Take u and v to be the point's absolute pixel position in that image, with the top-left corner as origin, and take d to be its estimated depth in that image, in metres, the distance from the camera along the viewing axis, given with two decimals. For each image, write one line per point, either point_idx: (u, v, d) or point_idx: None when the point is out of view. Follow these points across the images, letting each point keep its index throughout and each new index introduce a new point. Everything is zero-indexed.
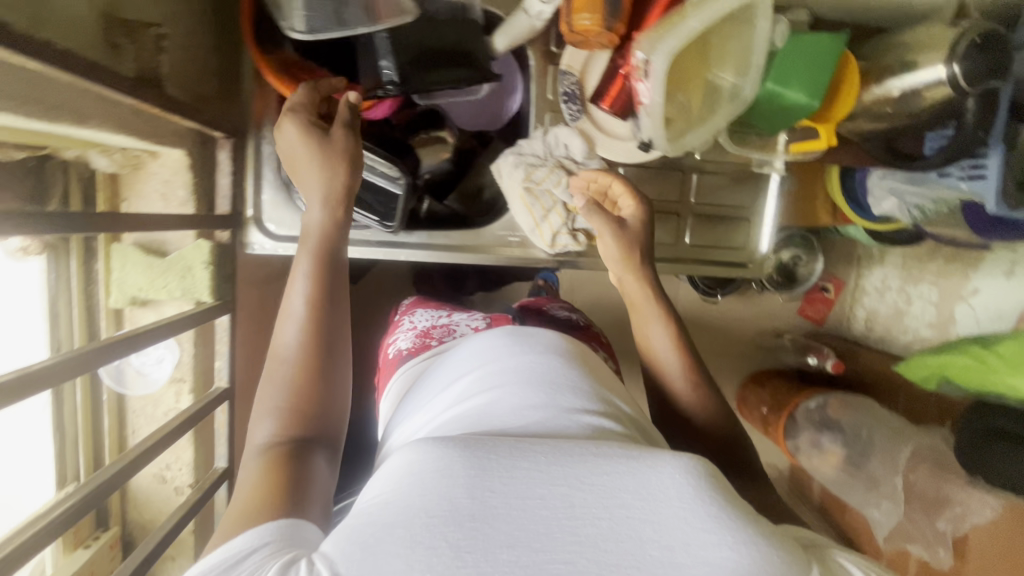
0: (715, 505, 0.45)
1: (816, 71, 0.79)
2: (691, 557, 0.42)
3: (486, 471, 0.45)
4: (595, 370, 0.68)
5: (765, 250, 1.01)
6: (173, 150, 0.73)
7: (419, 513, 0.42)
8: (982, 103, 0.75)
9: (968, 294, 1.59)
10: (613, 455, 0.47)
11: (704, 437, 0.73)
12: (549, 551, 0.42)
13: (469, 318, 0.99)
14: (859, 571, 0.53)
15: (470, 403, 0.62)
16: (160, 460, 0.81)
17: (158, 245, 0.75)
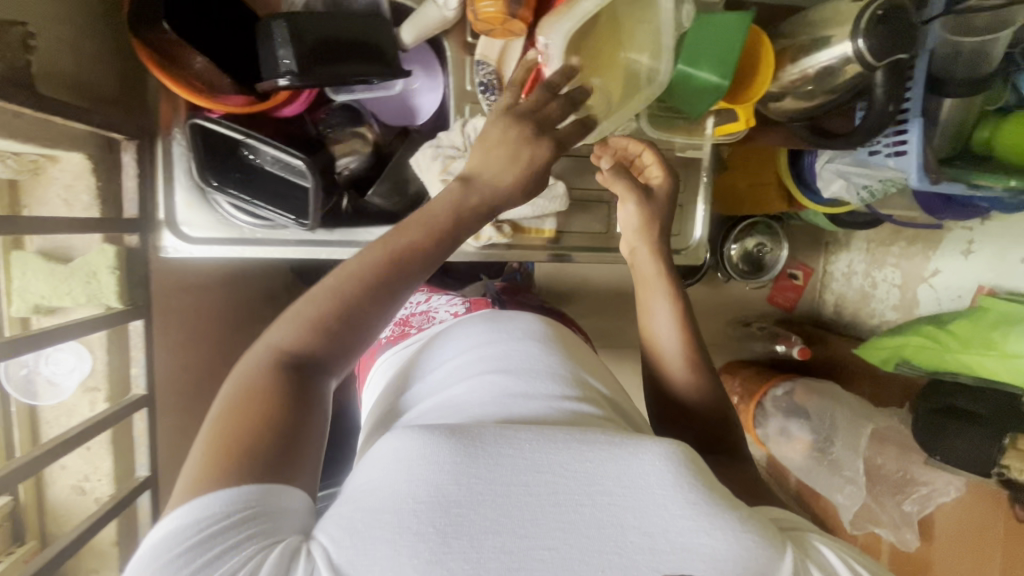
0: (695, 492, 0.46)
1: (726, 50, 0.78)
2: (670, 543, 0.44)
3: (471, 458, 0.46)
4: (573, 352, 0.70)
5: (700, 236, 1.01)
6: (72, 154, 0.72)
7: (406, 500, 0.44)
8: (890, 76, 0.74)
9: (929, 275, 1.62)
10: (598, 441, 0.48)
11: (694, 417, 0.74)
12: (533, 537, 0.43)
13: (448, 304, 0.99)
14: (832, 552, 0.52)
15: (457, 387, 0.64)
16: (79, 471, 0.79)
17: (63, 252, 0.74)
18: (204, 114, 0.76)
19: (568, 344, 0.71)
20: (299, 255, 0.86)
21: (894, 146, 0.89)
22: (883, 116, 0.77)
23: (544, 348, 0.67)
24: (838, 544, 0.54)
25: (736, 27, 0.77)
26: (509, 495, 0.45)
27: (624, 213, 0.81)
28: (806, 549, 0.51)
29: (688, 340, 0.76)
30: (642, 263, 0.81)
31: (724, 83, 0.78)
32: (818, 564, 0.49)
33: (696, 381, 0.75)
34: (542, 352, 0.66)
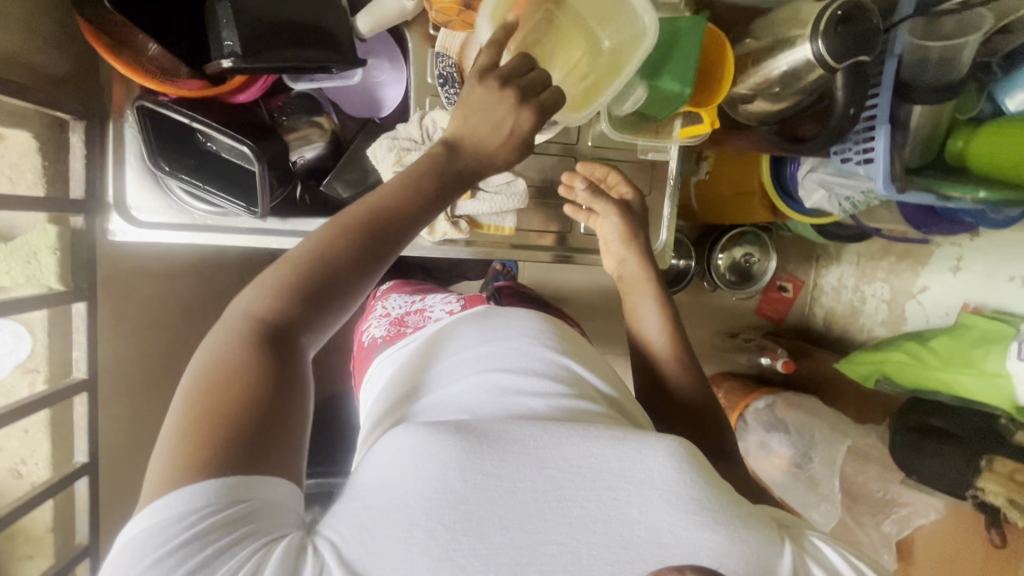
0: (696, 487, 0.49)
1: (683, 61, 0.77)
2: (675, 537, 0.46)
3: (477, 455, 0.48)
4: (576, 347, 0.70)
5: (665, 240, 0.98)
6: (17, 132, 0.71)
7: (415, 497, 0.46)
8: (851, 79, 0.72)
9: (917, 291, 1.58)
10: (602, 438, 0.50)
11: (689, 423, 0.75)
12: (541, 533, 0.46)
13: (443, 303, 0.92)
14: (830, 549, 0.53)
15: (457, 380, 0.64)
16: (15, 455, 0.78)
17: (5, 230, 0.73)
18: (150, 96, 0.75)
19: (566, 336, 0.70)
20: (251, 244, 0.85)
21: (864, 152, 0.86)
22: (843, 121, 0.75)
23: (543, 340, 0.67)
24: (834, 540, 0.55)
25: (692, 32, 0.77)
26: (515, 492, 0.47)
27: (608, 225, 0.82)
28: (802, 545, 0.52)
29: (678, 345, 0.77)
30: (629, 269, 0.83)
31: (686, 90, 0.77)
32: (814, 560, 0.51)
33: (694, 386, 0.76)
34: (542, 346, 0.66)
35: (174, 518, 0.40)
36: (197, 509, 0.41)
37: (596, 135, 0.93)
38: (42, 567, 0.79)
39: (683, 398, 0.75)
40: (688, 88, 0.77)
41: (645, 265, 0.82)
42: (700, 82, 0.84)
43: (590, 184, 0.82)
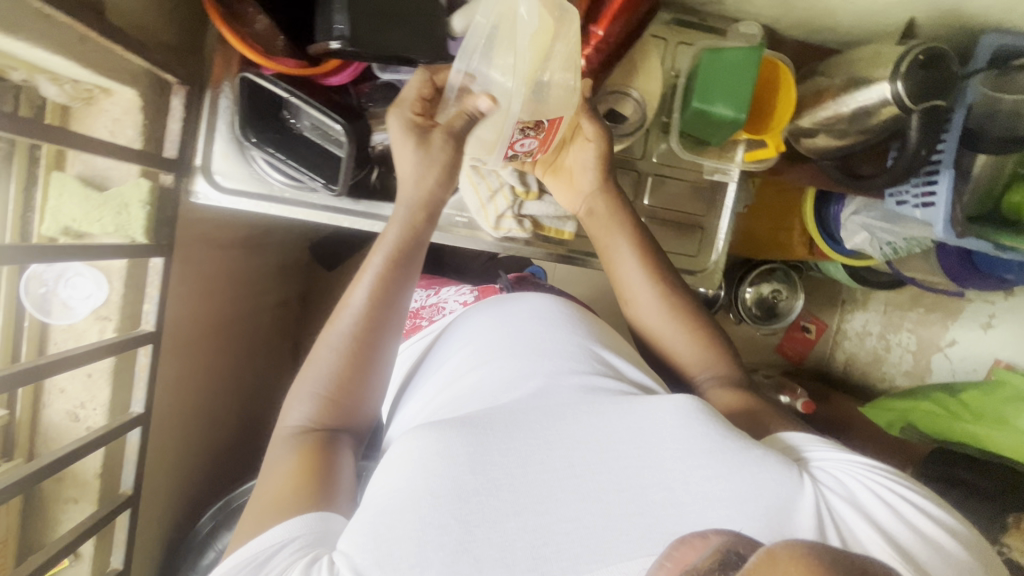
0: (703, 443, 0.55)
1: (738, 86, 0.77)
2: (686, 494, 0.53)
3: (484, 448, 0.55)
4: (603, 332, 0.76)
5: (719, 260, 1.00)
6: (126, 90, 0.74)
7: (426, 496, 0.52)
8: (925, 121, 0.74)
9: (945, 344, 1.58)
10: (607, 419, 0.58)
11: (686, 367, 0.79)
12: (553, 513, 0.52)
13: (457, 294, 0.97)
14: (827, 465, 0.59)
15: (471, 372, 0.69)
16: (76, 398, 0.80)
17: (99, 180, 0.76)
18: (255, 69, 0.79)
19: (582, 319, 0.75)
20: (323, 220, 0.88)
21: (923, 197, 0.88)
22: (916, 161, 0.76)
23: (556, 324, 0.72)
24: (848, 457, 0.59)
25: (745, 60, 0.76)
26: (525, 477, 0.54)
27: (581, 154, 0.82)
28: (814, 474, 0.57)
29: (656, 286, 0.81)
30: (598, 204, 0.84)
31: (741, 115, 0.77)
32: (825, 484, 0.56)
33: (685, 331, 0.79)
34: (550, 329, 0.71)
35: (234, 563, 0.53)
36: (243, 561, 0.53)
37: (661, 153, 0.96)
38: (86, 511, 0.81)
39: (676, 344, 0.80)
40: (743, 115, 0.77)
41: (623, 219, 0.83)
42: (754, 112, 0.85)
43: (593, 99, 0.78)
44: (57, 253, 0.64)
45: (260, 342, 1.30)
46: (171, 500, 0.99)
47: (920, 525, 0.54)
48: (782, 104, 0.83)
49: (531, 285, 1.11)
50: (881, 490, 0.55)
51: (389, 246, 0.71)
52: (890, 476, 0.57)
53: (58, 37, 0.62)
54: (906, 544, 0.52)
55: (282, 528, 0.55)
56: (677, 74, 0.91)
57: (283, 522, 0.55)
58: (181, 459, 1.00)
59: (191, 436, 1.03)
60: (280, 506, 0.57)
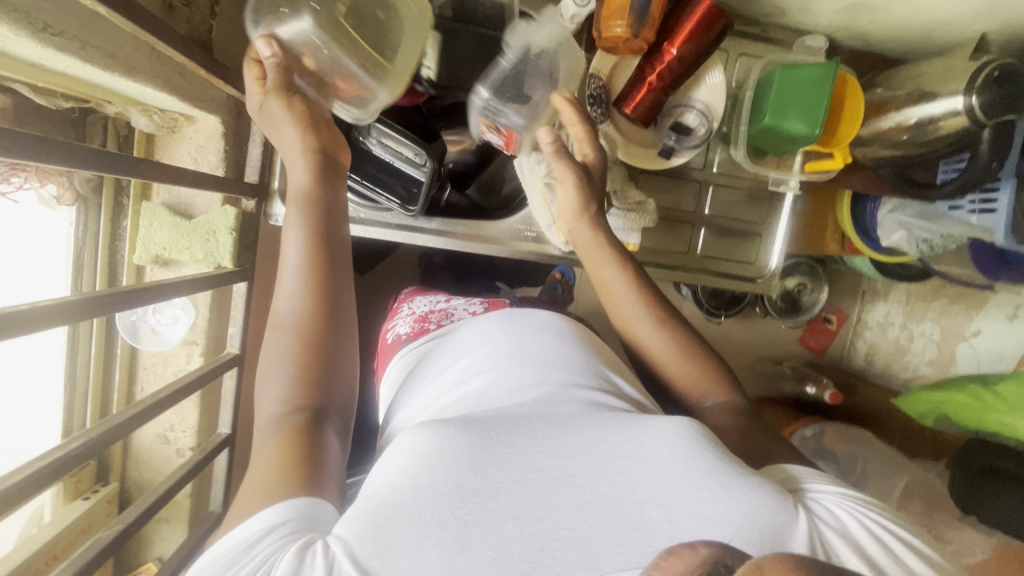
0: (706, 462, 0.50)
1: (812, 101, 0.79)
2: (686, 513, 0.48)
3: (487, 449, 0.48)
4: (599, 349, 0.69)
5: (776, 267, 1.02)
6: (209, 117, 0.75)
7: (426, 491, 0.45)
8: (998, 135, 0.75)
9: (969, 334, 1.55)
10: (610, 427, 0.52)
11: (684, 393, 0.70)
12: (552, 520, 0.46)
13: (467, 304, 0.93)
14: (828, 504, 0.53)
15: (468, 381, 0.63)
16: (165, 421, 0.81)
17: (185, 207, 0.77)
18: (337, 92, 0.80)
19: (586, 337, 0.69)
20: (397, 240, 0.89)
21: (981, 204, 0.91)
22: (984, 172, 0.78)
23: (565, 336, 0.66)
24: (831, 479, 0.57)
25: (818, 77, 0.78)
26: (527, 482, 0.47)
27: (562, 196, 0.77)
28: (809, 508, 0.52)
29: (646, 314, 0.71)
30: (580, 236, 0.77)
31: (815, 130, 0.78)
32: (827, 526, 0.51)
33: (680, 357, 0.69)
34: (557, 339, 0.65)
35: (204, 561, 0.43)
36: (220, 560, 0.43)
37: (722, 162, 0.98)
38: (178, 530, 0.83)
39: (671, 368, 0.70)
40: (817, 131, 0.79)
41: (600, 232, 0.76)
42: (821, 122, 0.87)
43: (555, 141, 0.76)
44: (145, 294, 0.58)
45: None
46: None
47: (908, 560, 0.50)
48: (849, 116, 0.84)
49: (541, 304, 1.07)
50: (868, 521, 0.52)
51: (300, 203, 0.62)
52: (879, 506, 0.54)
53: (165, 74, 0.63)
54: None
55: (272, 510, 0.45)
56: (738, 85, 0.92)
57: (274, 505, 0.46)
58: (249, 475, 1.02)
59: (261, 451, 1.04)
60: (259, 489, 0.47)
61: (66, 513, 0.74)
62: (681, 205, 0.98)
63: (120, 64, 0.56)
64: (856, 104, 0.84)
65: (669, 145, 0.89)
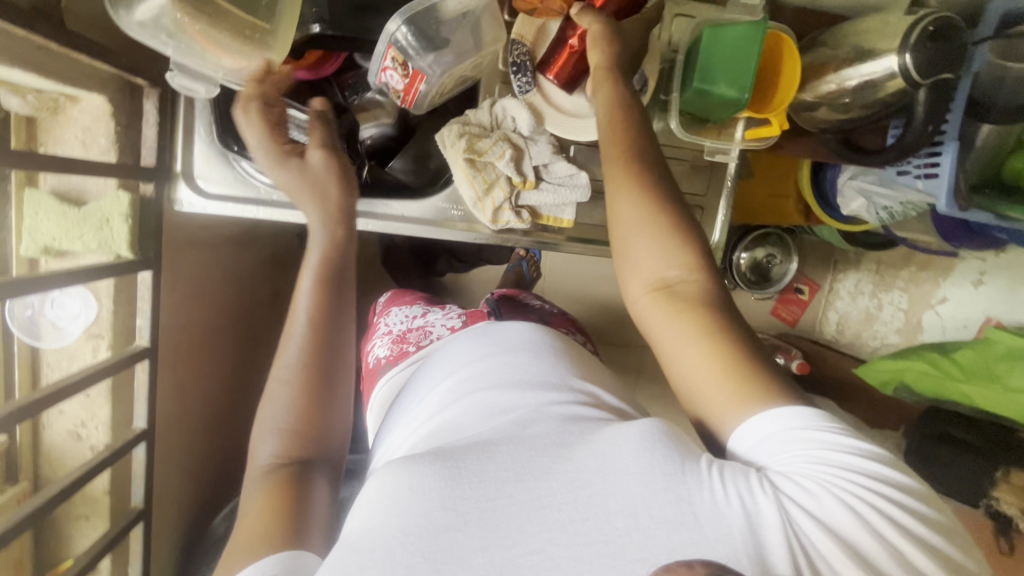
0: (671, 463, 0.48)
1: (741, 62, 0.75)
2: (653, 520, 0.45)
3: (456, 481, 0.49)
4: (575, 358, 0.70)
5: (718, 240, 0.98)
6: (93, 96, 0.70)
7: (397, 533, 0.47)
8: (932, 95, 0.72)
9: (935, 302, 1.54)
10: (576, 446, 0.52)
11: (647, 265, 0.61)
12: (520, 545, 0.46)
13: (444, 317, 0.88)
14: (797, 467, 0.48)
15: (449, 406, 0.63)
16: (76, 417, 0.79)
17: (77, 193, 0.72)
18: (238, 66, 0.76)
19: (565, 352, 0.69)
20: None
21: (926, 167, 0.88)
22: (922, 136, 0.75)
23: (539, 352, 0.66)
24: (812, 430, 0.50)
25: (747, 37, 0.74)
26: (495, 510, 0.48)
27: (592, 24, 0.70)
28: (775, 481, 0.48)
29: (627, 184, 0.62)
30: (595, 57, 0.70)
31: (744, 95, 0.75)
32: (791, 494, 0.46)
33: (651, 222, 0.61)
34: (532, 356, 0.66)
35: None
36: None
37: (659, 132, 0.93)
38: (99, 527, 0.81)
39: (639, 246, 0.61)
40: (745, 95, 0.76)
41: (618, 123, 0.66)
42: (759, 85, 0.82)
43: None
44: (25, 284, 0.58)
45: (258, 336, 1.27)
46: (179, 512, 1.00)
47: (899, 545, 0.45)
48: (784, 77, 0.80)
49: (522, 305, 0.98)
50: (849, 490, 0.46)
51: (315, 265, 0.68)
52: (866, 460, 0.48)
53: (15, 50, 0.58)
54: (879, 564, 0.44)
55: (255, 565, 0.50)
56: (674, 47, 0.87)
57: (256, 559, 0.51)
58: (186, 462, 1.00)
59: (197, 441, 1.02)
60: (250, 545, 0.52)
61: None
62: None
63: None
64: (794, 63, 0.79)
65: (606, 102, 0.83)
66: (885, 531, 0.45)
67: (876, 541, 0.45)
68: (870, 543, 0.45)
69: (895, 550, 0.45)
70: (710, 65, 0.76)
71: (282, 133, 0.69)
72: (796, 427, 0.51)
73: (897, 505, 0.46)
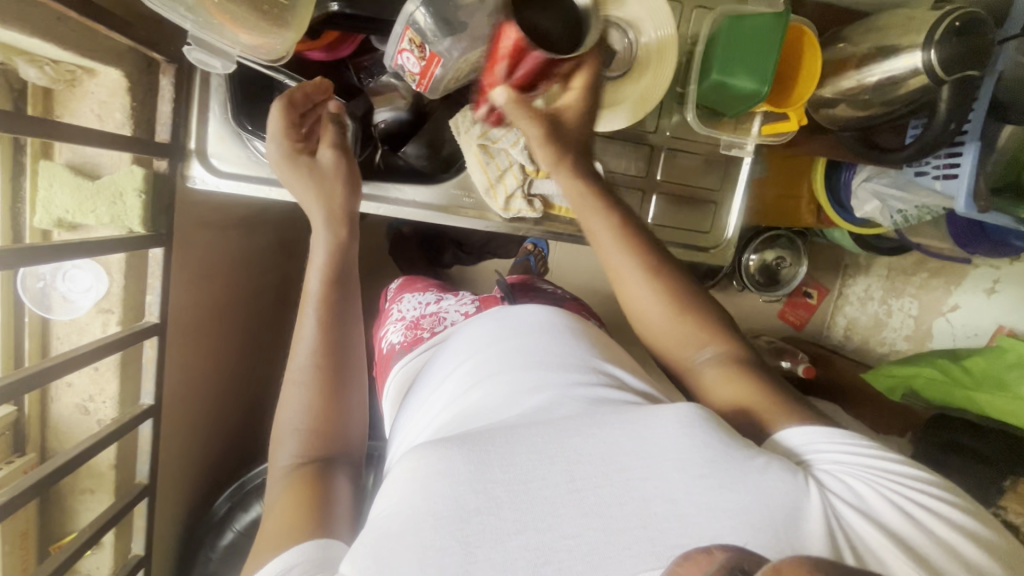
0: (710, 448, 0.48)
1: (762, 56, 0.74)
2: (693, 504, 0.45)
3: (485, 464, 0.48)
4: (596, 340, 0.69)
5: (731, 235, 0.98)
6: (109, 70, 0.70)
7: (427, 516, 0.45)
8: (956, 92, 0.71)
9: (947, 309, 1.45)
10: (608, 424, 0.51)
11: (682, 347, 0.69)
12: (556, 529, 0.45)
13: (458, 303, 0.89)
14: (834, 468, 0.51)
15: (471, 390, 0.62)
16: (84, 391, 0.79)
17: (90, 167, 0.73)
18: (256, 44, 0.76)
19: (583, 333, 0.68)
20: None
21: (945, 168, 0.87)
22: (943, 134, 0.73)
23: (558, 335, 0.65)
24: (829, 433, 0.55)
25: (769, 28, 0.73)
26: (528, 493, 0.47)
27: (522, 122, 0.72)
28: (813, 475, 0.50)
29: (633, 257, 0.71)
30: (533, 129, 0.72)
31: (763, 88, 0.74)
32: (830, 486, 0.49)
33: (669, 309, 0.70)
34: (554, 339, 0.65)
35: None
36: None
37: (674, 125, 0.92)
38: (103, 501, 0.82)
39: (658, 325, 0.70)
40: (765, 87, 0.74)
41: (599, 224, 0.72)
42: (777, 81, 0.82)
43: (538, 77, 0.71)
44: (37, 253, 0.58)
45: (266, 321, 1.28)
46: (182, 492, 1.00)
47: (939, 529, 0.47)
48: (804, 73, 0.79)
49: (537, 290, 1.00)
50: (885, 486, 0.49)
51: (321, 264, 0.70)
52: (886, 455, 0.52)
53: (35, 18, 0.58)
54: (923, 549, 0.46)
55: (283, 556, 0.49)
56: (693, 40, 0.86)
57: (281, 552, 0.50)
58: (193, 441, 1.01)
59: (200, 422, 1.03)
60: (281, 536, 0.52)
61: None
62: (630, 171, 0.93)
63: None
64: (812, 58, 0.79)
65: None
66: (921, 517, 0.48)
67: (914, 525, 0.47)
68: (908, 526, 0.47)
69: (934, 536, 0.47)
70: (733, 61, 0.76)
71: (302, 136, 0.73)
72: (826, 435, 0.54)
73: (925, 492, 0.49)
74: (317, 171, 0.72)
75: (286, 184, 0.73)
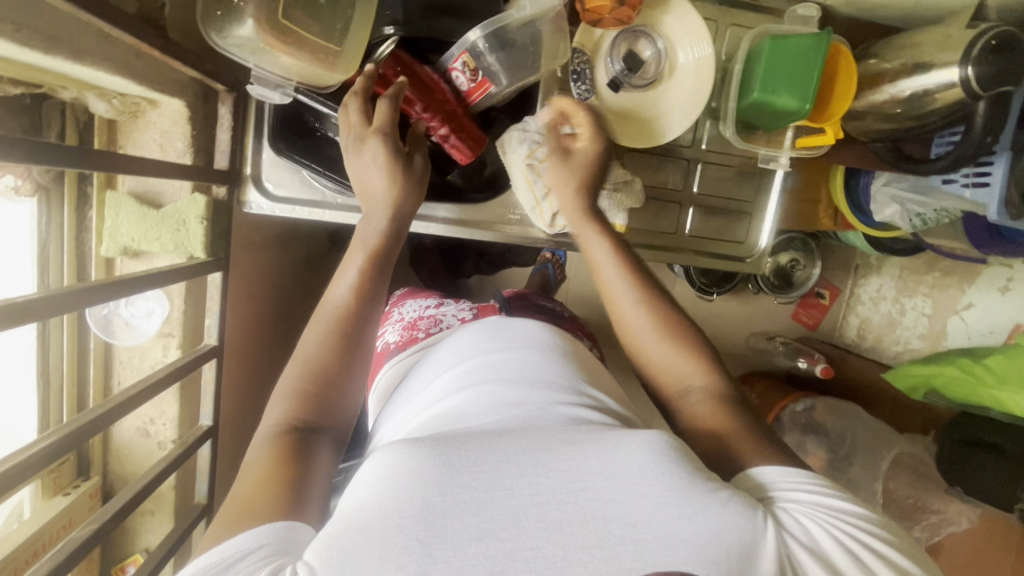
0: (677, 478, 0.47)
1: (802, 72, 0.77)
2: (652, 532, 0.45)
3: (455, 469, 0.46)
4: (584, 359, 0.68)
5: (765, 245, 0.99)
6: (173, 100, 0.72)
7: (393, 514, 0.44)
8: (992, 107, 0.73)
9: (961, 307, 1.47)
10: (581, 443, 0.49)
11: (669, 377, 0.68)
12: (516, 540, 0.44)
13: (456, 309, 0.90)
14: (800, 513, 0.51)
15: (449, 400, 0.61)
16: (145, 415, 0.81)
17: (153, 196, 0.74)
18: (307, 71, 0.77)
19: (576, 355, 0.67)
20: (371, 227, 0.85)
21: (974, 178, 0.90)
22: (976, 147, 0.76)
23: (548, 351, 0.64)
24: (803, 473, 0.55)
25: (810, 49, 0.76)
26: (494, 502, 0.45)
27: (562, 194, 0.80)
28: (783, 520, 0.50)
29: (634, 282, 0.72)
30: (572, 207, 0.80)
31: (806, 105, 0.78)
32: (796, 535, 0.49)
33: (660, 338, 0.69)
34: (540, 354, 0.63)
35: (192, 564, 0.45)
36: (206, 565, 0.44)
37: (710, 138, 0.94)
38: (164, 522, 0.83)
39: (656, 353, 0.68)
40: (809, 105, 0.77)
41: (629, 272, 0.73)
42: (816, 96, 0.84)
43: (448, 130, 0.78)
44: (127, 287, 0.58)
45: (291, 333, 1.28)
46: None
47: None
48: (841, 90, 0.82)
49: (535, 307, 1.01)
50: (847, 539, 0.49)
51: (366, 250, 0.68)
52: (850, 501, 0.53)
53: (118, 55, 0.61)
54: None
55: (247, 535, 0.46)
56: (728, 57, 0.89)
57: (251, 528, 0.47)
58: (232, 459, 1.02)
59: (238, 437, 1.04)
60: (240, 514, 0.49)
61: (44, 510, 0.75)
62: (668, 185, 0.95)
63: (64, 46, 0.55)
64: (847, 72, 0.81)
65: (617, 76, 0.84)
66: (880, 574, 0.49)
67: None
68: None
69: None
70: (775, 81, 0.79)
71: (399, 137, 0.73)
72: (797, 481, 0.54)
73: (888, 546, 0.51)
74: (408, 171, 0.71)
75: (378, 189, 0.70)
